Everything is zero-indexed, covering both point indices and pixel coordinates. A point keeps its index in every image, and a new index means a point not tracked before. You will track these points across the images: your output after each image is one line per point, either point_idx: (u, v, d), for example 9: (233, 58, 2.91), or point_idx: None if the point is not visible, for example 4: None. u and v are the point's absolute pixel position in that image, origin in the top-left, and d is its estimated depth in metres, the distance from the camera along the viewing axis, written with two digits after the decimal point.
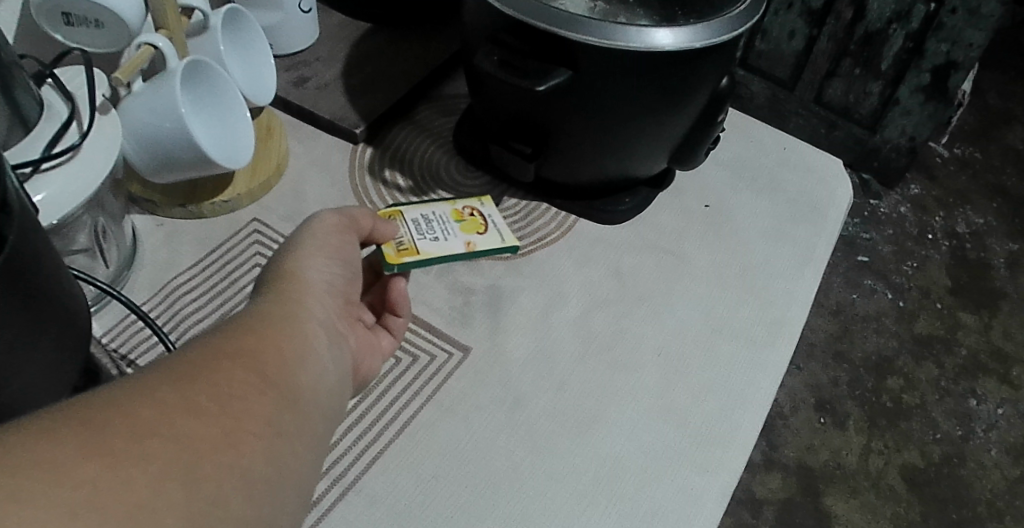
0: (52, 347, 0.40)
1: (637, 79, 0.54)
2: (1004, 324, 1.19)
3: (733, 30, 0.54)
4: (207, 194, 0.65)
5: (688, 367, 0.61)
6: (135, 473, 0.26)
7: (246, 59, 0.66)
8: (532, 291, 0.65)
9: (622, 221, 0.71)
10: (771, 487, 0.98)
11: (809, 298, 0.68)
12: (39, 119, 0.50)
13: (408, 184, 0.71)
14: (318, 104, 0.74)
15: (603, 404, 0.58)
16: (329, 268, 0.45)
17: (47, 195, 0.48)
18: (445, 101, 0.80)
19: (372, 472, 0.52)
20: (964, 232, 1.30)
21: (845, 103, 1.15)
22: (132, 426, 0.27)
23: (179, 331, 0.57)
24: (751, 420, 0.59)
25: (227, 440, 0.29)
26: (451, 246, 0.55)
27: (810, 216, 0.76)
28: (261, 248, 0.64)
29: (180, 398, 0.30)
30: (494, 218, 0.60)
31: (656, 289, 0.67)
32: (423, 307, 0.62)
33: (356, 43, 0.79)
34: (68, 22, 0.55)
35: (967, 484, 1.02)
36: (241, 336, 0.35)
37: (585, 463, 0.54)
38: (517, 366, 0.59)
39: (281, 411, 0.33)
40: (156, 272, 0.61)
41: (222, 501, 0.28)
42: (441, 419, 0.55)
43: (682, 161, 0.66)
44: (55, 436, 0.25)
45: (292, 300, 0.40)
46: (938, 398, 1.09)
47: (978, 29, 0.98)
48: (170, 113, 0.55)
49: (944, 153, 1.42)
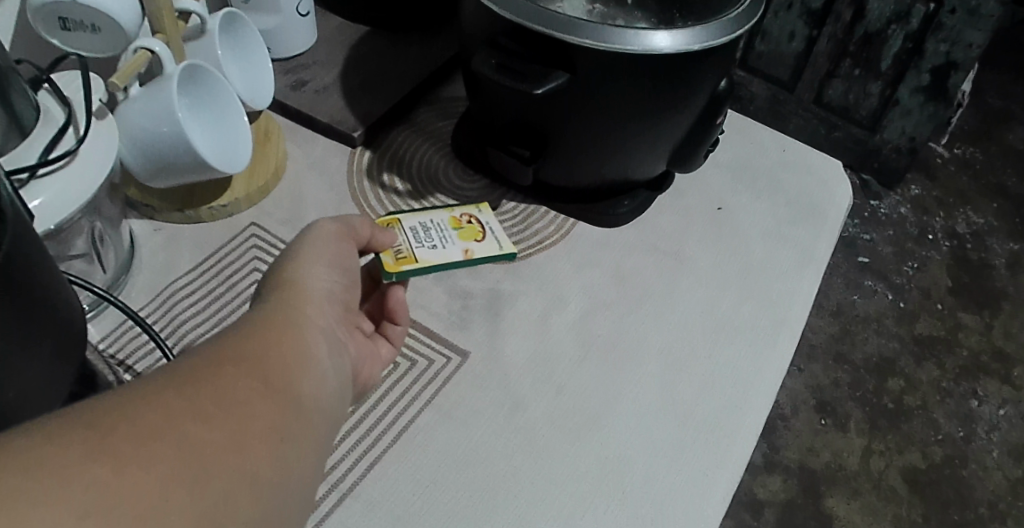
0: (47, 353, 0.40)
1: (637, 80, 0.54)
2: (1005, 325, 1.18)
3: (732, 31, 0.54)
4: (205, 199, 0.65)
5: (689, 370, 0.61)
6: (140, 477, 0.26)
7: (244, 64, 0.66)
8: (532, 294, 0.65)
9: (622, 224, 0.71)
10: (772, 489, 0.98)
11: (810, 299, 0.68)
12: (37, 124, 0.50)
13: (407, 188, 0.71)
14: (316, 107, 0.74)
15: (603, 407, 0.58)
16: (330, 276, 0.44)
17: (43, 201, 0.47)
18: (443, 105, 0.80)
19: (370, 477, 0.52)
20: (964, 233, 1.30)
21: (845, 103, 1.15)
22: (137, 431, 0.27)
23: (177, 336, 0.57)
24: (752, 422, 0.59)
25: (232, 445, 0.29)
26: (449, 253, 0.55)
27: (811, 218, 0.76)
28: (260, 252, 0.64)
29: (184, 403, 0.29)
30: (492, 226, 0.60)
31: (656, 293, 0.66)
32: (422, 312, 0.62)
33: (354, 46, 0.79)
34: (65, 27, 0.55)
35: (968, 485, 1.01)
36: (242, 343, 0.35)
37: (585, 466, 0.54)
38: (516, 369, 0.59)
39: (285, 417, 0.33)
40: (154, 276, 0.61)
41: (228, 506, 0.28)
42: (440, 423, 0.55)
43: (682, 163, 0.66)
44: (60, 439, 0.25)
45: (294, 307, 0.39)
46: (939, 399, 1.09)
47: (977, 29, 0.98)
48: (167, 116, 0.55)
49: (944, 154, 1.42)
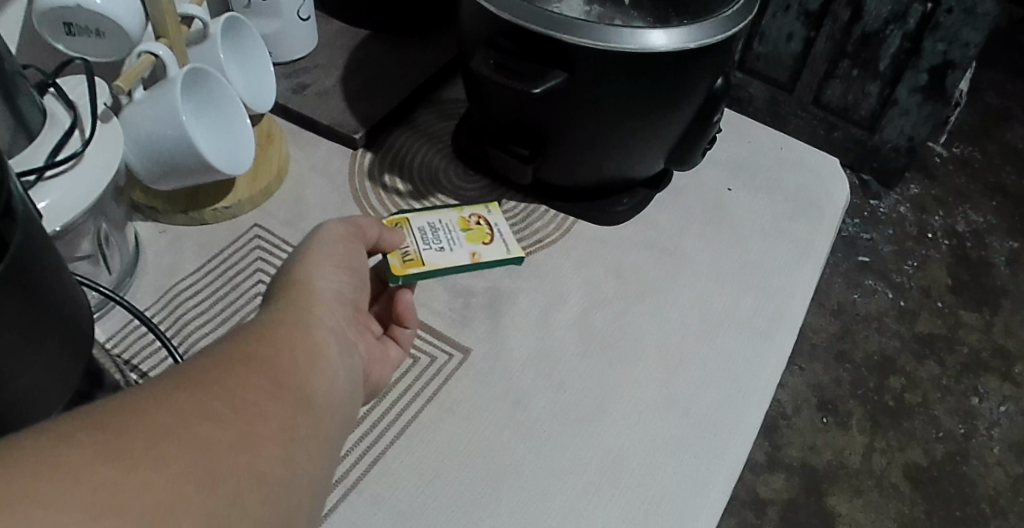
0: (54, 350, 0.40)
1: (631, 80, 0.55)
2: (1006, 322, 1.19)
3: (727, 30, 0.55)
4: (208, 201, 0.66)
5: (687, 365, 0.62)
6: (147, 475, 0.26)
7: (247, 68, 0.67)
8: (532, 292, 0.65)
9: (622, 221, 0.72)
10: (775, 487, 0.98)
11: (807, 295, 0.69)
12: (42, 128, 0.51)
13: (408, 188, 0.72)
14: (317, 110, 0.75)
15: (604, 403, 0.58)
16: (337, 277, 0.45)
17: (51, 201, 0.48)
18: (444, 106, 0.81)
19: (373, 472, 0.52)
20: (964, 231, 1.30)
21: (844, 103, 1.16)
22: (149, 431, 0.28)
23: (182, 336, 0.58)
24: (751, 416, 0.59)
25: (241, 445, 0.30)
26: (457, 257, 0.57)
27: (809, 214, 0.76)
28: (262, 254, 0.64)
29: (195, 403, 0.30)
30: (501, 227, 0.62)
31: (656, 288, 0.67)
32: (423, 310, 0.63)
33: (355, 50, 0.80)
34: (69, 32, 0.55)
35: (970, 481, 1.02)
36: (252, 342, 0.35)
37: (585, 461, 0.55)
38: (517, 365, 0.60)
39: (295, 417, 0.33)
40: (159, 277, 0.62)
41: (238, 505, 0.28)
42: (442, 419, 0.56)
43: (680, 161, 0.66)
44: (75, 439, 0.26)
45: (303, 308, 0.40)
46: (940, 396, 1.09)
47: (974, 28, 0.99)
48: (171, 119, 0.56)
49: (943, 153, 1.42)
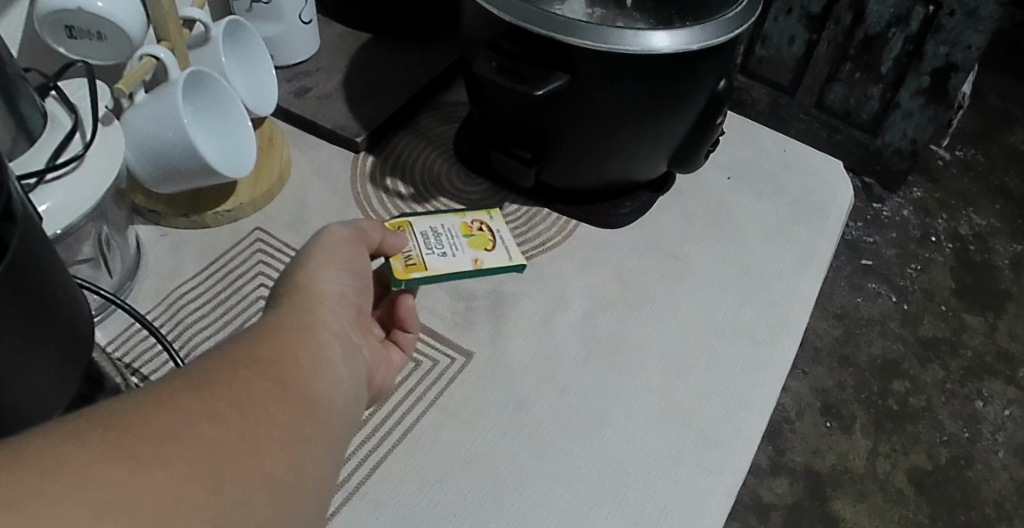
0: (53, 354, 0.40)
1: (635, 80, 0.55)
2: (1009, 325, 1.18)
3: (730, 31, 0.54)
4: (209, 204, 0.66)
5: (689, 368, 0.61)
6: (155, 476, 0.26)
7: (248, 70, 0.66)
8: (533, 295, 0.65)
9: (624, 225, 0.72)
10: (778, 492, 0.97)
11: (811, 297, 0.68)
12: (43, 130, 0.50)
13: (409, 191, 0.72)
14: (318, 113, 0.75)
15: (605, 408, 0.58)
16: (341, 280, 0.45)
17: (51, 204, 0.48)
18: (445, 109, 0.81)
19: (374, 478, 0.52)
20: (967, 234, 1.30)
21: (846, 106, 1.16)
22: (156, 431, 0.28)
23: (182, 339, 0.58)
24: (753, 420, 0.59)
25: (246, 446, 0.30)
26: (459, 262, 0.56)
27: (811, 217, 0.76)
28: (264, 257, 0.64)
29: (202, 404, 0.30)
30: (503, 235, 0.61)
31: (657, 291, 0.67)
32: (425, 313, 0.63)
33: (356, 53, 0.80)
34: (71, 35, 0.55)
35: (975, 485, 1.01)
36: (256, 345, 0.35)
37: (586, 465, 0.54)
38: (518, 368, 0.59)
39: (300, 419, 0.33)
40: (160, 280, 0.62)
41: (244, 507, 0.28)
42: (443, 423, 0.55)
43: (683, 163, 0.66)
44: (82, 439, 0.26)
45: (306, 311, 0.40)
46: (944, 400, 1.09)
47: (977, 30, 0.98)
48: (172, 122, 0.56)
49: (946, 156, 1.42)
